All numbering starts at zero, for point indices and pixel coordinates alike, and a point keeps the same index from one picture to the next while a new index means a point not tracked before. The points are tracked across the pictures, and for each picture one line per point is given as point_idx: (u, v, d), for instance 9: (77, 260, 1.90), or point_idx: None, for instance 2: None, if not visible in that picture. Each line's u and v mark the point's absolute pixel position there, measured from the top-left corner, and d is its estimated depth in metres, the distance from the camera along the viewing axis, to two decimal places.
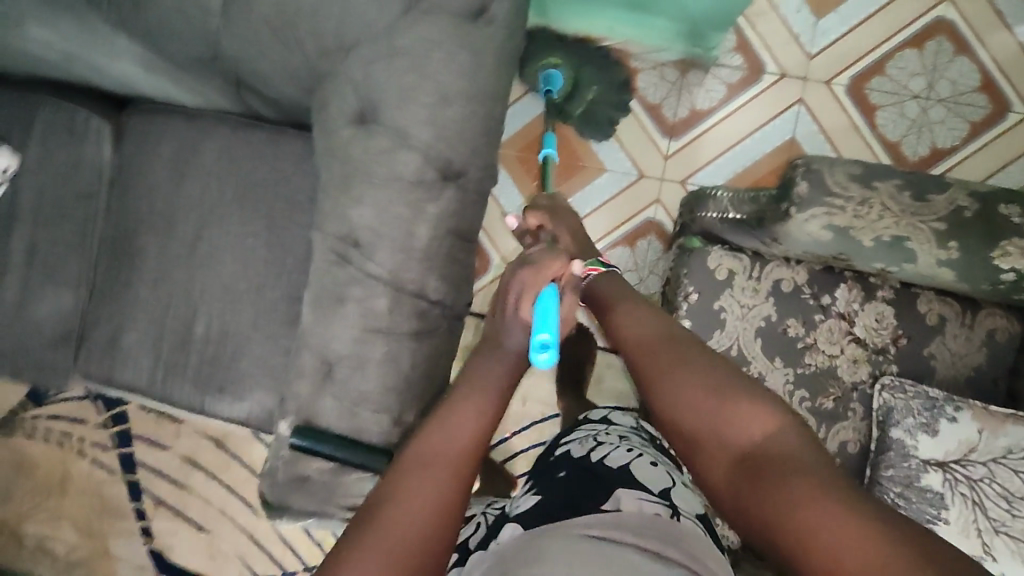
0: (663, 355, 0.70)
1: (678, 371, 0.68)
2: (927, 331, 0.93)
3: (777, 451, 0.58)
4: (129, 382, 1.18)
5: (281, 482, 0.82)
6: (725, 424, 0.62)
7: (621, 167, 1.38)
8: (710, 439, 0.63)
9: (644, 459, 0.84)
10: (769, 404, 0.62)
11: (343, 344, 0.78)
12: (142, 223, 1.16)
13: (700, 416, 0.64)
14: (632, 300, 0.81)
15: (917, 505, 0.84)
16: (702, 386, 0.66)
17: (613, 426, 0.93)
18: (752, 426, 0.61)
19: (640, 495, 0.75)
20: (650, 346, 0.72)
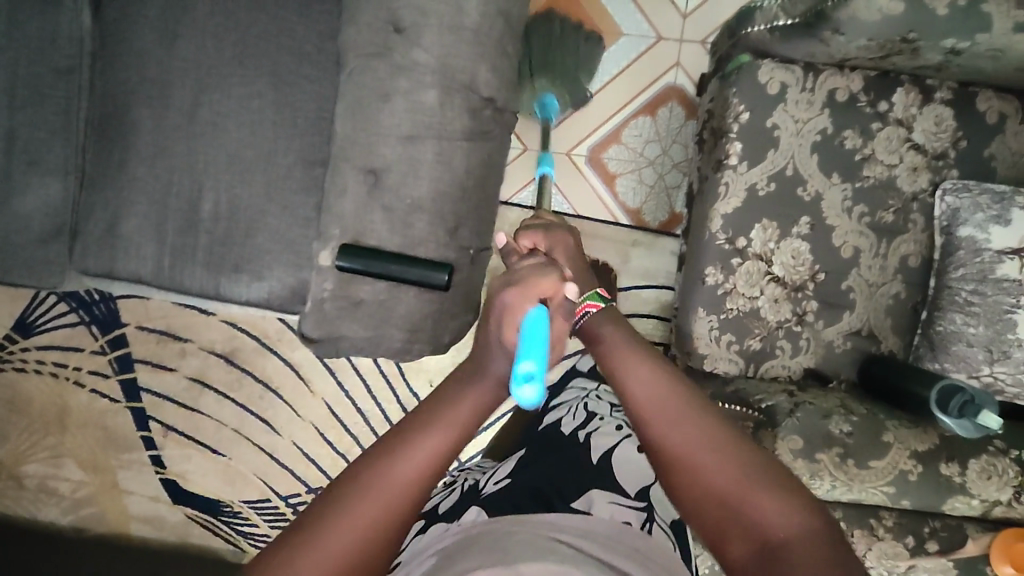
0: (676, 411, 0.56)
1: (688, 436, 0.54)
2: (987, 130, 0.90)
3: (807, 551, 0.46)
4: (134, 272, 1.09)
5: (329, 312, 0.76)
6: (748, 506, 0.50)
7: (639, 30, 1.31)
8: (728, 519, 0.50)
9: (628, 442, 0.93)
10: (797, 498, 0.49)
11: (390, 148, 0.72)
12: (133, 95, 1.06)
13: (715, 494, 0.51)
14: (622, 330, 0.67)
15: (994, 297, 0.83)
16: (719, 459, 0.52)
17: (603, 390, 1.05)
18: (776, 519, 0.48)
19: (613, 497, 0.80)
20: (658, 402, 0.57)
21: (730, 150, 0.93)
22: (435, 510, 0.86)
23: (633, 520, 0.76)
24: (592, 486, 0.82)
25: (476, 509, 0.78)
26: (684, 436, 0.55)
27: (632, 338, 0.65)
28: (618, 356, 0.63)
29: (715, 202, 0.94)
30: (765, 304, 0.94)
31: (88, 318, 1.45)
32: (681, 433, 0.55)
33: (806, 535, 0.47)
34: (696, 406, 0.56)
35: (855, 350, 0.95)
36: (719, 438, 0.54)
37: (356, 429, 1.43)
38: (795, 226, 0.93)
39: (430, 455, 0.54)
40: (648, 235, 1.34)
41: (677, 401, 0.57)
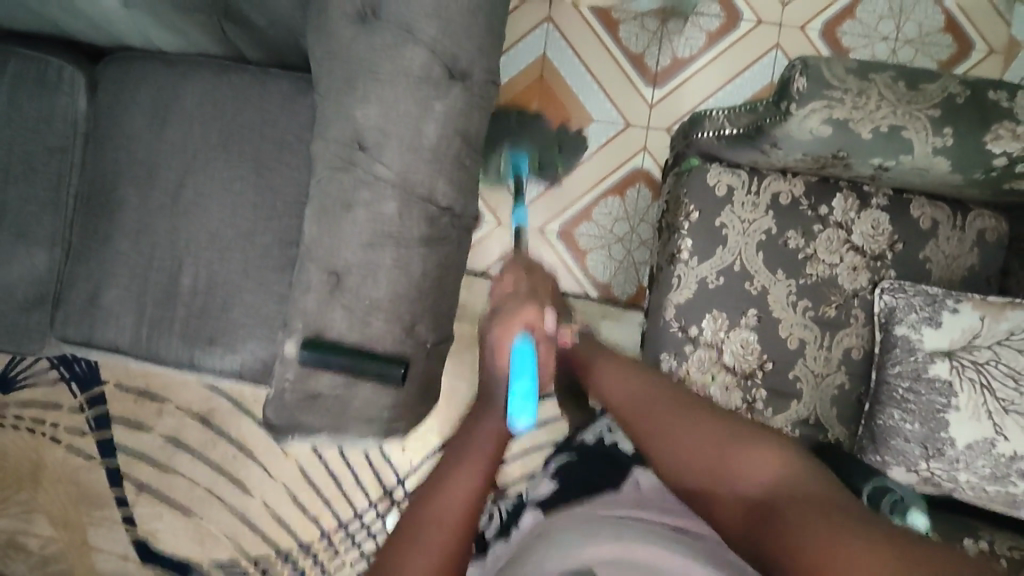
0: (666, 407, 0.71)
1: (679, 422, 0.68)
2: (922, 235, 0.95)
3: (783, 489, 0.56)
4: (113, 342, 1.13)
5: (289, 402, 0.79)
6: (735, 467, 0.61)
7: (609, 117, 1.39)
8: (716, 484, 0.61)
9: None
10: (768, 448, 0.61)
11: (351, 252, 0.77)
12: (122, 174, 1.12)
13: (709, 464, 0.63)
14: (612, 363, 0.87)
15: (926, 397, 0.87)
16: (708, 435, 0.65)
17: None
18: (754, 470, 0.60)
19: (656, 472, 0.83)
20: (641, 405, 0.74)
21: (682, 246, 0.99)
22: (483, 532, 0.88)
23: None
24: (632, 466, 0.86)
25: (532, 513, 0.82)
26: (674, 424, 0.68)
27: (611, 359, 0.88)
28: (613, 380, 0.82)
29: (669, 292, 1.00)
30: (716, 391, 0.99)
31: (68, 375, 1.48)
32: (673, 422, 0.69)
33: (786, 483, 0.57)
34: (688, 405, 0.70)
35: (804, 440, 0.98)
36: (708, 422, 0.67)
37: (327, 493, 1.45)
38: (743, 317, 0.98)
39: (461, 491, 0.68)
40: (618, 309, 1.39)
41: (668, 402, 0.72)
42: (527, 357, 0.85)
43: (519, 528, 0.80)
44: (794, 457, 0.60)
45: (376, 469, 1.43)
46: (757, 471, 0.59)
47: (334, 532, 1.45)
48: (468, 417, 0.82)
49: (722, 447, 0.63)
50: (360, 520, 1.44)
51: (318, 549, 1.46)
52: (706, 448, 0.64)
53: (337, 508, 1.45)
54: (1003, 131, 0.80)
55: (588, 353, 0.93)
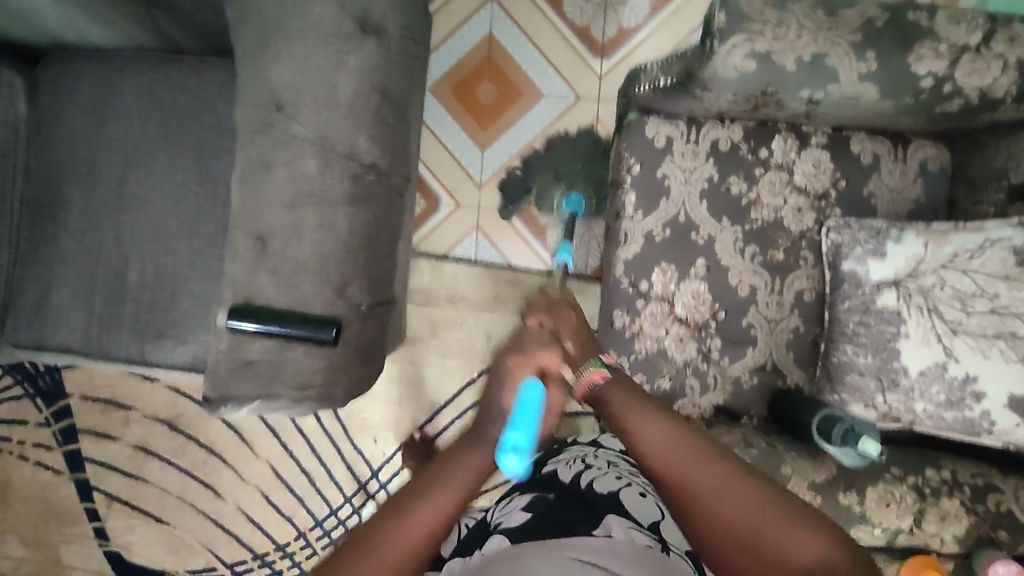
0: (697, 463, 0.66)
1: (716, 481, 0.64)
2: (864, 170, 0.95)
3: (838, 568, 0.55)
4: (64, 342, 1.10)
5: (221, 371, 0.77)
6: (775, 538, 0.59)
7: (558, 92, 1.39)
8: (750, 554, 0.59)
9: (631, 490, 0.85)
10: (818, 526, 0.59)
11: (274, 214, 0.75)
12: (65, 173, 1.11)
13: (744, 534, 0.60)
14: (641, 404, 0.77)
15: (877, 328, 0.86)
16: (736, 501, 0.62)
17: (602, 450, 0.98)
18: (805, 549, 0.58)
19: (631, 524, 0.75)
20: (677, 459, 0.68)
21: (626, 201, 0.98)
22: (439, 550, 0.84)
23: (652, 544, 0.73)
24: (605, 512, 0.78)
25: (497, 539, 0.76)
26: (708, 480, 0.65)
27: (638, 400, 0.78)
28: (639, 425, 0.73)
29: (617, 249, 0.98)
30: (671, 343, 0.98)
31: (33, 391, 1.46)
32: (705, 475, 0.65)
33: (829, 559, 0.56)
34: (722, 462, 0.66)
35: (762, 386, 0.97)
36: (736, 484, 0.64)
37: (302, 491, 1.43)
38: (692, 268, 0.97)
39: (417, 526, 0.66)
40: (582, 282, 1.38)
41: (698, 454, 0.68)
42: (535, 400, 0.79)
43: (482, 552, 0.73)
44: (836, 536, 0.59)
45: (349, 463, 1.42)
46: (800, 549, 0.58)
47: (311, 530, 1.43)
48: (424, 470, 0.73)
49: (755, 517, 0.61)
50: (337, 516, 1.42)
51: (294, 549, 1.43)
52: (747, 508, 0.61)
53: (313, 506, 1.43)
54: (926, 50, 0.80)
55: (610, 393, 0.80)
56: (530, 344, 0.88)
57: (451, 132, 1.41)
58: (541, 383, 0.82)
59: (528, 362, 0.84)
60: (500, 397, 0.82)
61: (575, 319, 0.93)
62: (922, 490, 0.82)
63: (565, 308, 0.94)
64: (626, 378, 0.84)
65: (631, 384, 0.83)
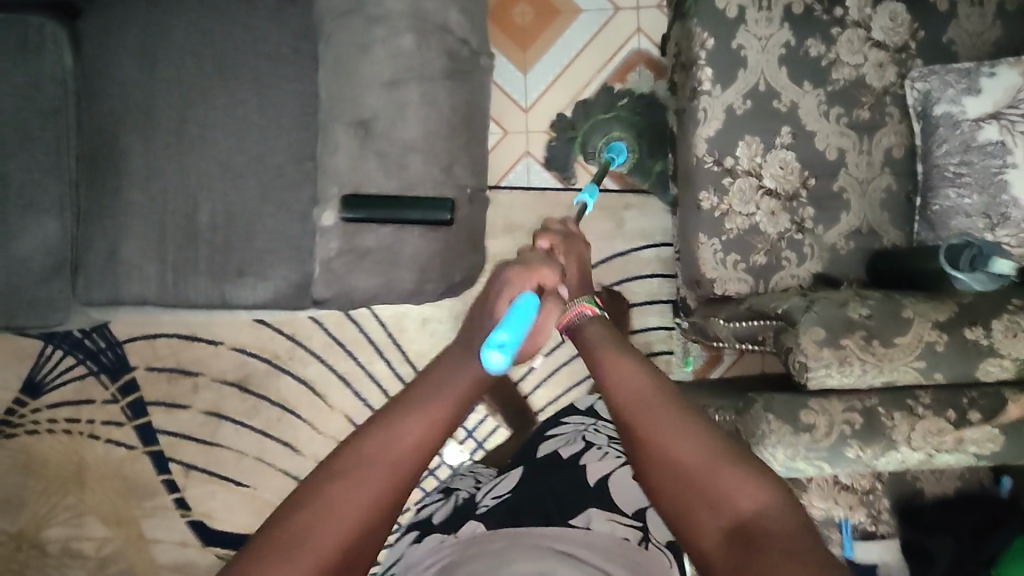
0: (655, 409, 0.60)
1: (666, 430, 0.58)
2: (942, 18, 0.93)
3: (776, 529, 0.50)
4: (140, 294, 1.09)
5: (337, 266, 0.76)
6: (717, 484, 0.54)
7: (596, 6, 1.37)
8: (691, 491, 0.55)
9: (626, 468, 0.90)
10: (765, 481, 0.53)
11: (375, 97, 0.74)
12: (121, 121, 1.08)
13: (691, 483, 0.55)
14: (614, 345, 0.70)
15: (981, 164, 0.85)
16: (689, 444, 0.57)
17: (601, 422, 1.05)
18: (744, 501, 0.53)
19: (612, 517, 0.79)
20: (636, 402, 0.61)
21: (702, 77, 0.96)
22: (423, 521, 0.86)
23: (630, 537, 0.76)
24: (591, 503, 0.81)
25: (471, 524, 0.78)
26: (659, 428, 0.58)
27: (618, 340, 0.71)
28: (608, 361, 0.67)
29: (697, 127, 0.97)
30: (763, 218, 0.96)
31: (96, 368, 1.44)
32: (662, 427, 0.58)
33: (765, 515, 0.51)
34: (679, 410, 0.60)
35: (859, 250, 0.96)
36: (699, 436, 0.57)
37: None
38: (778, 137, 0.96)
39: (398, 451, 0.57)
40: (638, 197, 1.38)
41: (663, 401, 0.61)
42: (522, 313, 0.73)
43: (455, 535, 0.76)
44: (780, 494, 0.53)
45: None
46: (746, 495, 0.53)
47: None
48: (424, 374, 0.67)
49: (702, 463, 0.55)
50: None
51: None
52: (688, 458, 0.56)
53: None
54: None
55: (593, 335, 0.72)
56: (540, 257, 0.84)
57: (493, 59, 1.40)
58: (537, 298, 0.75)
59: (523, 279, 0.78)
60: (496, 307, 0.78)
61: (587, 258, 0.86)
62: None
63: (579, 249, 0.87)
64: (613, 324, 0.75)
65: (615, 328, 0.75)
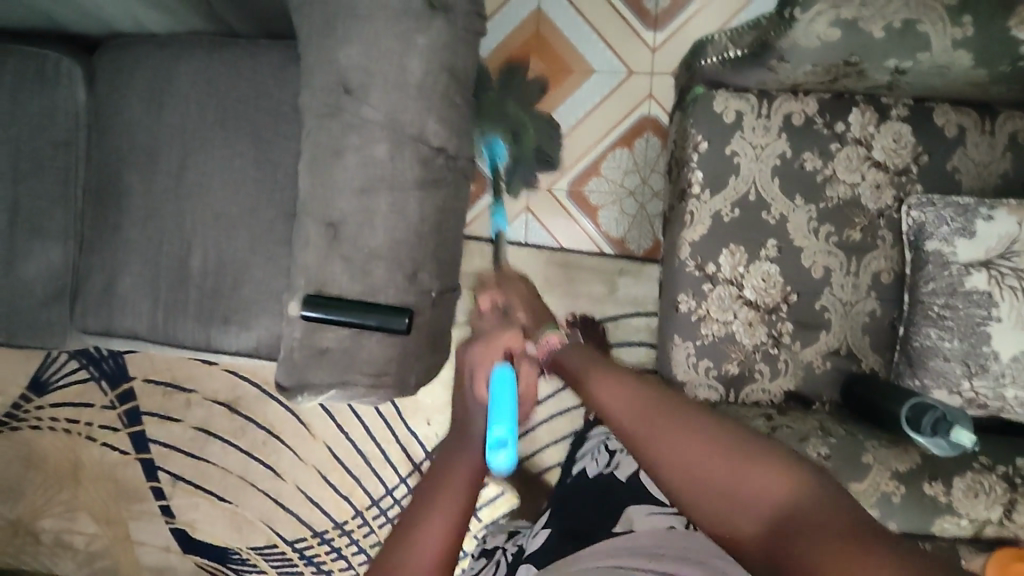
0: (665, 420, 0.64)
1: (674, 429, 0.62)
2: (949, 144, 0.90)
3: (800, 514, 0.52)
4: (131, 329, 1.13)
5: (298, 360, 0.78)
6: (742, 488, 0.55)
7: (610, 66, 1.35)
8: (724, 502, 0.56)
9: None
10: (770, 465, 0.56)
11: (346, 201, 0.75)
12: (126, 161, 1.12)
13: (717, 486, 0.57)
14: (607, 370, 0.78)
15: (966, 310, 0.82)
16: (706, 452, 0.59)
17: None
18: (767, 491, 0.54)
19: (651, 509, 0.85)
20: (637, 415, 0.66)
21: (692, 179, 0.94)
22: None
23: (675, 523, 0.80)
24: (629, 504, 0.88)
25: (525, 568, 0.89)
26: (664, 431, 0.63)
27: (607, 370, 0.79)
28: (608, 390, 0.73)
29: (682, 230, 0.95)
30: (740, 328, 0.95)
31: (97, 374, 1.50)
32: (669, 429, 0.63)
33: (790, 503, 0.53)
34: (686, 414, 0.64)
35: (836, 371, 0.94)
36: (703, 436, 0.60)
37: (359, 472, 1.46)
38: (763, 249, 0.94)
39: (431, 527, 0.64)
40: (635, 264, 1.37)
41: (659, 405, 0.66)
42: (504, 385, 0.80)
43: None
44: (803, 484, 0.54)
45: (403, 444, 1.45)
46: (768, 492, 0.54)
47: (368, 509, 1.46)
48: (442, 466, 0.74)
49: (732, 463, 0.57)
50: (394, 495, 1.45)
51: (353, 528, 1.46)
52: (701, 451, 0.59)
53: (370, 486, 1.46)
54: None
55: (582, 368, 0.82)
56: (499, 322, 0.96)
57: None
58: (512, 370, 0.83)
59: (493, 346, 0.90)
60: (476, 387, 0.87)
61: (524, 293, 1.03)
62: (1012, 480, 0.79)
63: (516, 287, 1.04)
64: (584, 345, 0.93)
65: (591, 353, 0.89)
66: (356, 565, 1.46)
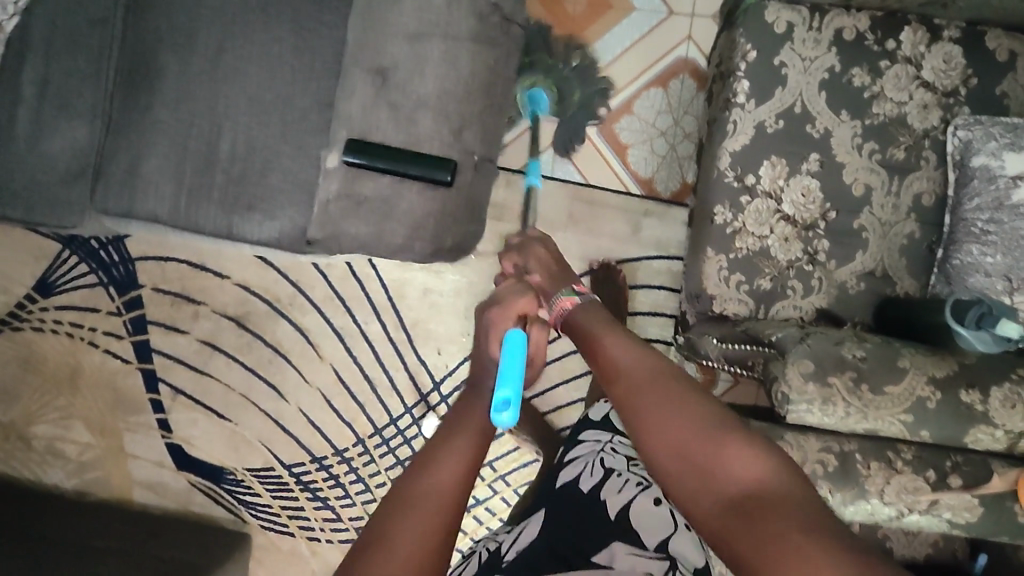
0: (661, 390, 0.63)
1: (668, 400, 0.62)
2: (999, 68, 0.89)
3: (773, 495, 0.53)
4: (153, 212, 1.11)
5: (332, 210, 0.77)
6: (721, 462, 0.56)
7: (651, 5, 1.35)
8: (698, 474, 0.57)
9: (649, 496, 0.87)
10: (761, 447, 0.57)
11: (398, 47, 0.75)
12: (162, 42, 1.11)
13: (686, 453, 0.58)
14: (619, 332, 0.74)
15: (1011, 224, 0.80)
16: (690, 425, 0.59)
17: (619, 438, 0.95)
18: (741, 469, 0.55)
19: (635, 551, 0.80)
20: (634, 383, 0.65)
21: (738, 89, 0.93)
22: None
23: (655, 572, 0.78)
24: (609, 539, 0.82)
25: None
26: (657, 401, 0.62)
27: (616, 328, 0.76)
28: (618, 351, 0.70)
29: (724, 139, 0.94)
30: (775, 243, 0.94)
31: (106, 279, 1.48)
32: (660, 406, 0.61)
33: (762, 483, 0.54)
34: (683, 389, 0.63)
35: (869, 292, 0.93)
36: (697, 410, 0.60)
37: (364, 398, 1.44)
38: (805, 162, 0.93)
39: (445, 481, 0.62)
40: (660, 206, 1.36)
41: (662, 381, 0.64)
42: (515, 352, 0.78)
43: None
44: (776, 465, 0.55)
45: (411, 373, 1.43)
46: (742, 466, 0.56)
47: (370, 437, 1.44)
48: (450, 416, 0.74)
49: (709, 437, 0.58)
50: (398, 424, 1.43)
51: (353, 455, 1.44)
52: (688, 431, 0.59)
53: (374, 414, 1.43)
54: None
55: (588, 320, 0.80)
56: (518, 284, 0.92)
57: (537, 40, 1.35)
58: (525, 335, 0.80)
59: (507, 315, 0.86)
60: (487, 351, 0.86)
61: (546, 254, 0.96)
62: None
63: (536, 250, 0.97)
64: (600, 304, 0.83)
65: (608, 312, 0.81)
66: (354, 493, 1.44)
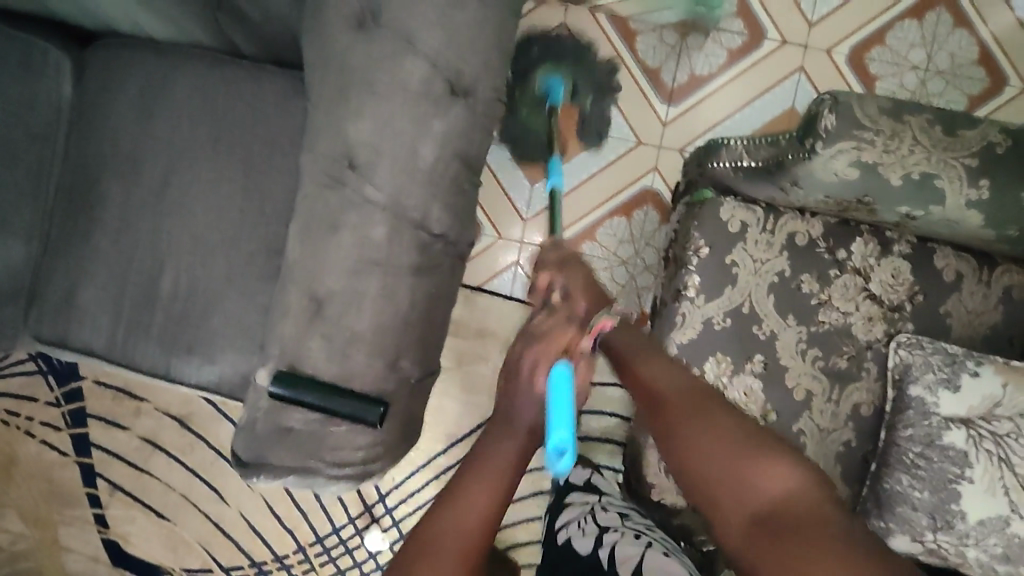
0: (694, 411, 0.67)
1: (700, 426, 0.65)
2: (944, 288, 0.90)
3: (806, 508, 0.57)
4: (88, 344, 1.03)
5: (260, 435, 0.75)
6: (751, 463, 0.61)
7: (620, 133, 1.33)
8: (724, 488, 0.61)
9: (655, 549, 0.86)
10: (790, 465, 0.60)
11: (335, 278, 0.71)
12: (105, 166, 1.02)
13: (718, 464, 0.62)
14: (658, 362, 0.75)
15: (939, 464, 0.81)
16: (723, 450, 0.63)
17: (608, 500, 1.01)
18: (773, 483, 0.59)
19: None
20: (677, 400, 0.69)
21: (688, 283, 0.92)
22: None
23: None
24: None
25: None
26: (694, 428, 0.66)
27: (659, 356, 0.77)
28: (654, 378, 0.73)
29: (671, 331, 0.93)
30: None
31: (46, 367, 1.43)
32: (693, 432, 0.65)
33: (791, 496, 0.58)
34: (716, 408, 0.67)
35: None
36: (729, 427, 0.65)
37: (307, 508, 1.41)
38: (749, 362, 0.92)
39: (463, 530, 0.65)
40: None
41: (698, 407, 0.68)
42: (562, 386, 0.71)
43: None
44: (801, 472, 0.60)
45: None
46: (772, 482, 0.59)
47: (310, 546, 1.41)
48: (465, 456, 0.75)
49: (734, 452, 0.62)
50: (338, 535, 1.40)
51: (293, 563, 1.41)
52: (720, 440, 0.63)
53: (316, 523, 1.41)
54: None
55: (629, 347, 0.78)
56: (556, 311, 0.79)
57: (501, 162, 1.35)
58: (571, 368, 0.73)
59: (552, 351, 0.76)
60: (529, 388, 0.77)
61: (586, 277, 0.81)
62: None
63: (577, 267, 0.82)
64: (643, 331, 0.82)
65: (648, 338, 0.80)
66: None
